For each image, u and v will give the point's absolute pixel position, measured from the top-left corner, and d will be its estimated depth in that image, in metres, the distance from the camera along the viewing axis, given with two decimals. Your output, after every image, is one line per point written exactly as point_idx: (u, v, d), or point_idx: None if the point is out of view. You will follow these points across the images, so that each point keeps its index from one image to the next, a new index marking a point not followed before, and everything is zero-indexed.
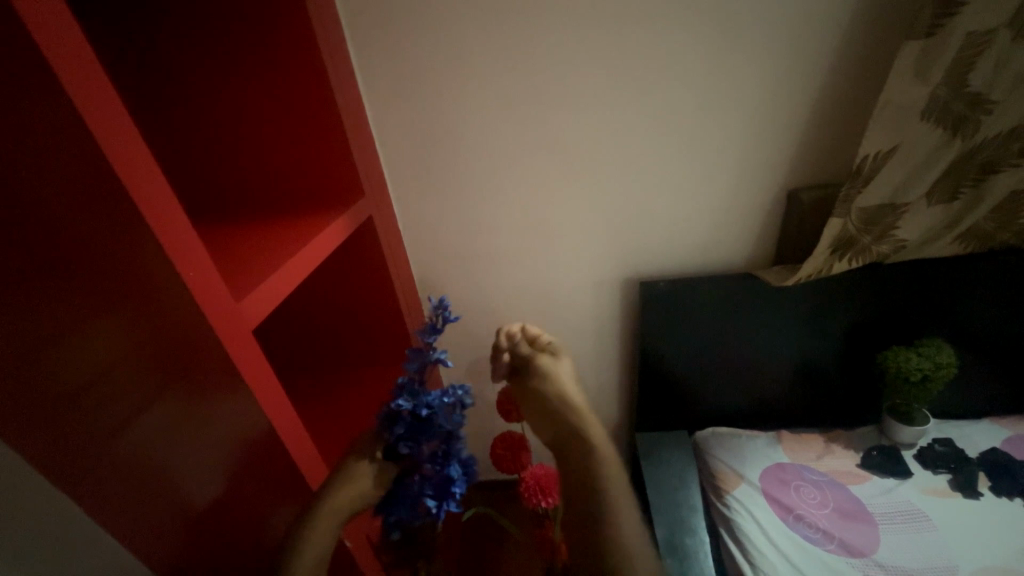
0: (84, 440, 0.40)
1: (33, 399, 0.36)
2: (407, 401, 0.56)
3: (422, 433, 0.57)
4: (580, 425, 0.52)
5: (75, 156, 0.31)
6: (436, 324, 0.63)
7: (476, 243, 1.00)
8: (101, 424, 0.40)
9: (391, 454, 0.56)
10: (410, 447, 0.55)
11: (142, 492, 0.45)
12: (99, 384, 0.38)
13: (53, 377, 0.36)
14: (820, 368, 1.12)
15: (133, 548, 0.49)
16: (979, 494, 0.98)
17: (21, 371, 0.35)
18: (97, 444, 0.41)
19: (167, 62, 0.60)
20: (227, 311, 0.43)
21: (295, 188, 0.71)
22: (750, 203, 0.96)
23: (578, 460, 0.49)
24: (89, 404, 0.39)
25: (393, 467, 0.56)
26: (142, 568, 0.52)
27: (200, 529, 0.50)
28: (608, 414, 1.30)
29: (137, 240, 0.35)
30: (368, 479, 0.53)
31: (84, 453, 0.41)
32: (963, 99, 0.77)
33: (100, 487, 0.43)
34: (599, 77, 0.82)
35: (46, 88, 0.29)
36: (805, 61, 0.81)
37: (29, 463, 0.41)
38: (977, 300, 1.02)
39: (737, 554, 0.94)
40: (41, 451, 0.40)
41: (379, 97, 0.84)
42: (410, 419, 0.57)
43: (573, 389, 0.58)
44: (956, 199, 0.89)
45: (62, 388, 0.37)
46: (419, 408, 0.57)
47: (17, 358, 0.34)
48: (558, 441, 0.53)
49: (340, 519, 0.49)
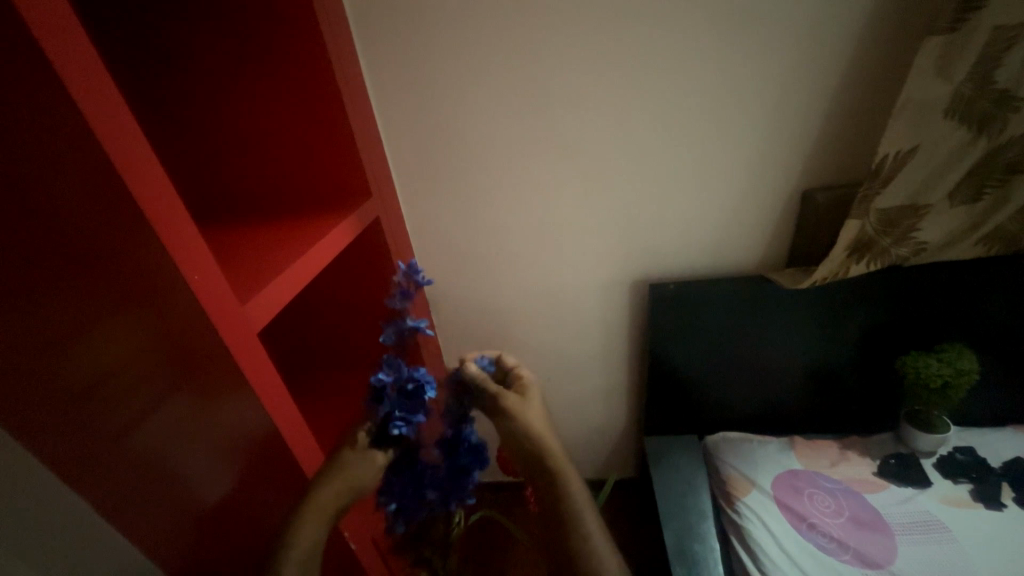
0: (104, 432, 0.43)
1: (62, 391, 0.40)
2: (389, 375, 0.54)
3: (412, 410, 0.54)
4: (552, 462, 0.54)
5: (84, 163, 0.31)
6: (408, 290, 0.60)
7: (482, 245, 0.99)
8: (117, 419, 0.42)
9: (381, 440, 0.54)
10: (401, 426, 0.52)
11: (156, 483, 0.48)
12: (113, 379, 0.40)
13: (63, 375, 0.39)
14: (834, 374, 1.09)
15: (152, 534, 0.53)
16: (1001, 505, 0.94)
17: (51, 364, 0.38)
18: (113, 437, 0.43)
19: (177, 65, 0.61)
20: (234, 314, 0.42)
21: (303, 188, 0.70)
22: (764, 204, 0.94)
23: (554, 500, 0.52)
24: (103, 398, 0.41)
25: (382, 454, 0.54)
26: (156, 549, 0.56)
27: (208, 521, 0.53)
28: (617, 417, 1.28)
29: (143, 244, 0.35)
30: (360, 469, 0.52)
31: (100, 447, 0.44)
32: (990, 96, 0.74)
33: (115, 474, 0.46)
34: (611, 78, 0.81)
35: (54, 97, 0.29)
36: (822, 58, 0.78)
37: (46, 448, 0.44)
38: (1003, 304, 0.98)
39: (747, 562, 0.92)
40: (63, 438, 0.43)
41: (386, 99, 0.84)
42: (397, 395, 0.54)
43: (540, 421, 0.57)
44: (980, 200, 0.86)
45: (82, 383, 0.40)
46: (406, 382, 0.54)
47: (47, 351, 0.38)
48: (533, 475, 0.55)
49: (327, 516, 0.48)
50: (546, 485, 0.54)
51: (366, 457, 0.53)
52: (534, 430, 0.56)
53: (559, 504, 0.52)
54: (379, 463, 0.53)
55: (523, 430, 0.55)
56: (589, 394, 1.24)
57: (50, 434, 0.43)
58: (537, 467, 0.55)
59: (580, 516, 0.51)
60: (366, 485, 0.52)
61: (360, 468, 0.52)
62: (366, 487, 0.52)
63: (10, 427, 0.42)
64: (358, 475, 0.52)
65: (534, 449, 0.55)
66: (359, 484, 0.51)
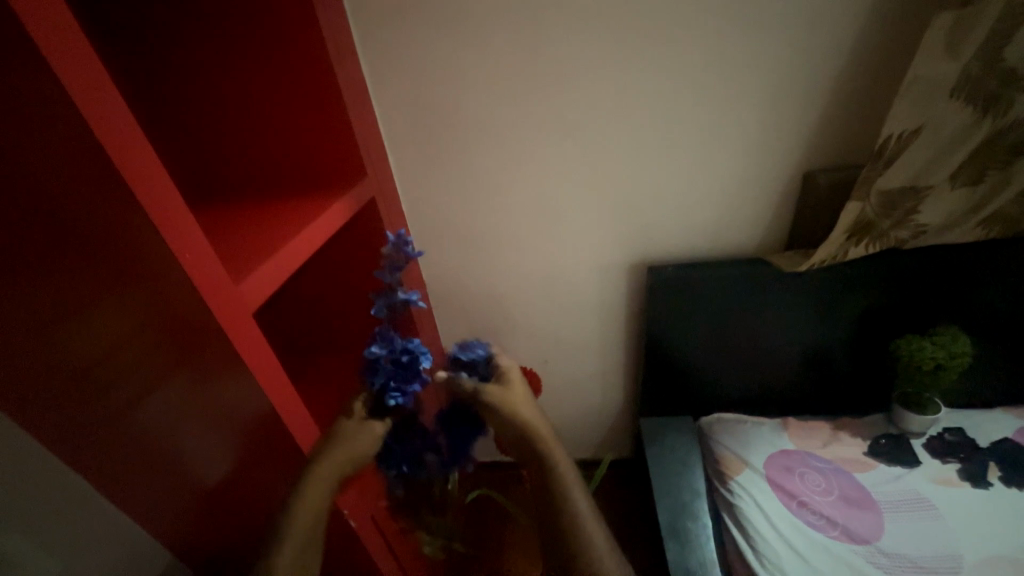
0: (109, 407, 0.44)
1: (67, 367, 0.40)
2: (381, 348, 0.53)
3: (407, 380, 0.53)
4: (544, 445, 0.55)
5: (68, 138, 0.30)
6: (398, 262, 0.58)
7: (480, 225, 0.98)
8: (119, 395, 0.43)
9: (379, 409, 0.56)
10: (397, 396, 0.52)
11: (161, 457, 0.49)
12: (113, 357, 0.40)
13: (65, 352, 0.39)
14: (830, 356, 1.10)
15: (161, 502, 0.55)
16: (988, 484, 0.97)
17: (55, 341, 0.39)
18: (117, 412, 0.44)
19: (161, 38, 0.58)
20: (228, 292, 0.41)
21: (296, 165, 0.68)
22: (765, 186, 0.93)
23: (546, 479, 0.54)
24: (104, 376, 0.41)
25: (379, 423, 0.54)
26: (166, 516, 0.58)
27: (213, 492, 0.54)
28: (614, 398, 1.30)
29: (134, 223, 0.34)
30: (359, 440, 0.52)
31: (106, 422, 0.45)
32: (997, 75, 0.72)
33: (121, 446, 0.47)
34: (612, 53, 0.78)
35: (34, 67, 0.28)
36: (828, 34, 0.77)
37: (54, 421, 0.45)
38: (999, 287, 0.99)
39: (738, 538, 0.94)
40: (70, 411, 0.44)
41: (380, 74, 0.82)
42: (392, 366, 0.53)
43: (533, 409, 0.58)
44: (982, 181, 0.85)
45: (83, 360, 0.40)
46: (399, 354, 0.53)
47: (50, 327, 0.38)
48: (525, 458, 0.57)
49: (328, 485, 0.49)
50: (538, 467, 0.55)
51: (364, 426, 0.53)
52: (526, 419, 0.56)
53: (551, 483, 0.54)
54: (376, 433, 0.54)
55: (515, 418, 0.56)
56: (586, 375, 1.25)
57: (54, 407, 0.43)
58: (529, 451, 0.56)
59: (569, 494, 0.53)
60: (367, 455, 0.52)
61: (360, 438, 0.52)
62: (366, 457, 0.52)
63: (20, 400, 0.43)
64: (357, 446, 0.52)
65: (526, 436, 0.56)
66: (359, 455, 0.52)
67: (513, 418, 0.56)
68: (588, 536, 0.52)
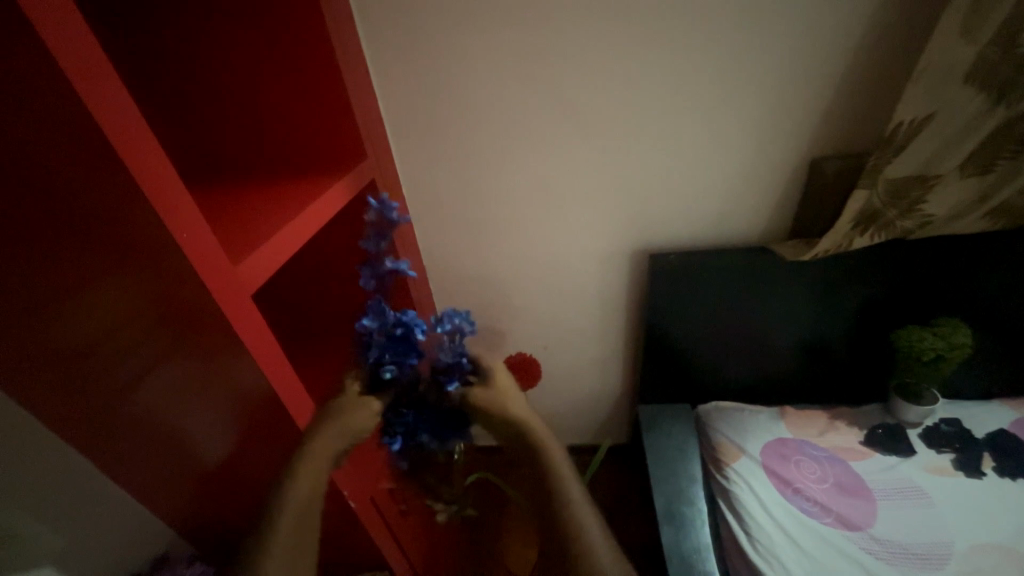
0: (110, 385, 0.44)
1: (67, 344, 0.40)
2: (372, 321, 0.52)
3: (402, 353, 0.53)
4: (536, 437, 0.56)
5: (60, 115, 0.29)
6: (382, 230, 0.57)
7: (481, 210, 0.97)
8: (120, 373, 0.43)
9: (374, 384, 0.55)
10: (391, 369, 0.52)
11: (164, 434, 0.49)
12: (113, 335, 0.40)
13: (66, 328, 0.39)
14: (829, 346, 1.10)
15: (161, 480, 0.56)
16: (980, 474, 0.98)
17: (55, 318, 0.38)
18: (118, 390, 0.44)
19: (155, 12, 0.57)
20: (229, 275, 0.41)
21: (294, 145, 0.67)
22: (771, 173, 0.91)
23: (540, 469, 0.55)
24: (103, 353, 0.41)
25: (376, 399, 0.54)
26: (167, 494, 0.58)
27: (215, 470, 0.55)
28: (612, 385, 1.30)
29: (131, 203, 0.33)
30: (356, 415, 0.52)
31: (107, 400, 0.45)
32: (1014, 61, 0.70)
33: (122, 423, 0.48)
34: (620, 34, 0.76)
35: (24, 41, 0.26)
36: (842, 17, 0.74)
37: (54, 398, 0.45)
38: (1002, 279, 0.98)
39: (733, 524, 0.95)
40: (72, 388, 0.44)
41: (380, 53, 0.79)
42: (385, 339, 0.52)
43: (524, 404, 0.59)
44: (991, 171, 0.84)
45: (83, 338, 0.40)
46: (393, 327, 0.52)
47: (49, 305, 0.37)
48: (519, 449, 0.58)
49: (325, 462, 0.49)
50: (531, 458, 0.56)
51: (361, 401, 0.53)
52: (517, 413, 0.57)
53: (545, 473, 0.54)
54: (374, 409, 0.54)
55: (506, 413, 0.57)
56: (585, 362, 1.25)
57: (57, 384, 0.43)
58: (522, 444, 0.57)
59: (564, 480, 0.53)
60: (365, 429, 0.53)
61: (357, 413, 0.52)
62: (363, 431, 0.53)
63: (20, 377, 0.43)
64: (354, 421, 0.52)
65: (519, 429, 0.57)
66: (358, 429, 0.52)
67: (504, 413, 0.57)
68: (585, 520, 0.51)
